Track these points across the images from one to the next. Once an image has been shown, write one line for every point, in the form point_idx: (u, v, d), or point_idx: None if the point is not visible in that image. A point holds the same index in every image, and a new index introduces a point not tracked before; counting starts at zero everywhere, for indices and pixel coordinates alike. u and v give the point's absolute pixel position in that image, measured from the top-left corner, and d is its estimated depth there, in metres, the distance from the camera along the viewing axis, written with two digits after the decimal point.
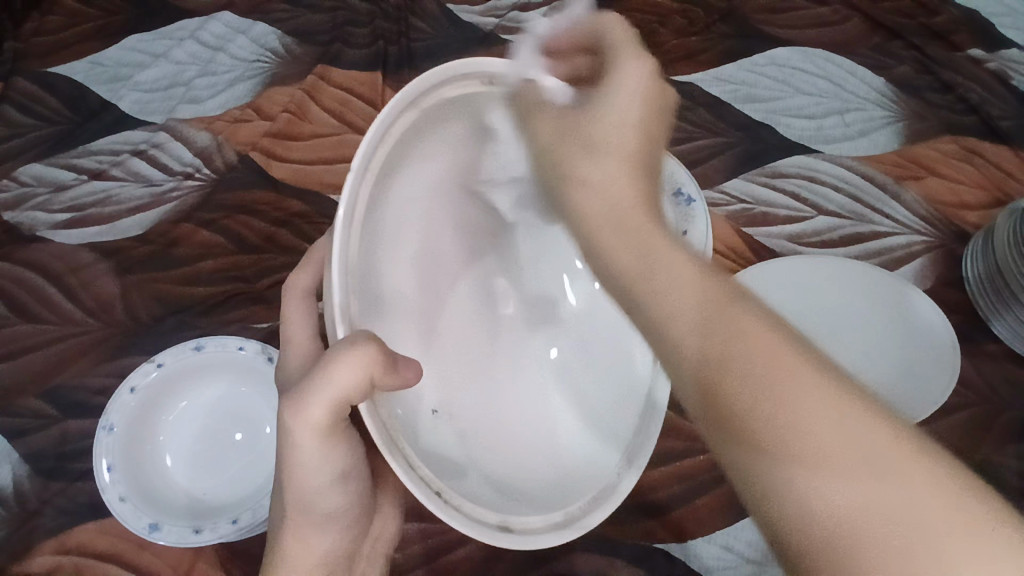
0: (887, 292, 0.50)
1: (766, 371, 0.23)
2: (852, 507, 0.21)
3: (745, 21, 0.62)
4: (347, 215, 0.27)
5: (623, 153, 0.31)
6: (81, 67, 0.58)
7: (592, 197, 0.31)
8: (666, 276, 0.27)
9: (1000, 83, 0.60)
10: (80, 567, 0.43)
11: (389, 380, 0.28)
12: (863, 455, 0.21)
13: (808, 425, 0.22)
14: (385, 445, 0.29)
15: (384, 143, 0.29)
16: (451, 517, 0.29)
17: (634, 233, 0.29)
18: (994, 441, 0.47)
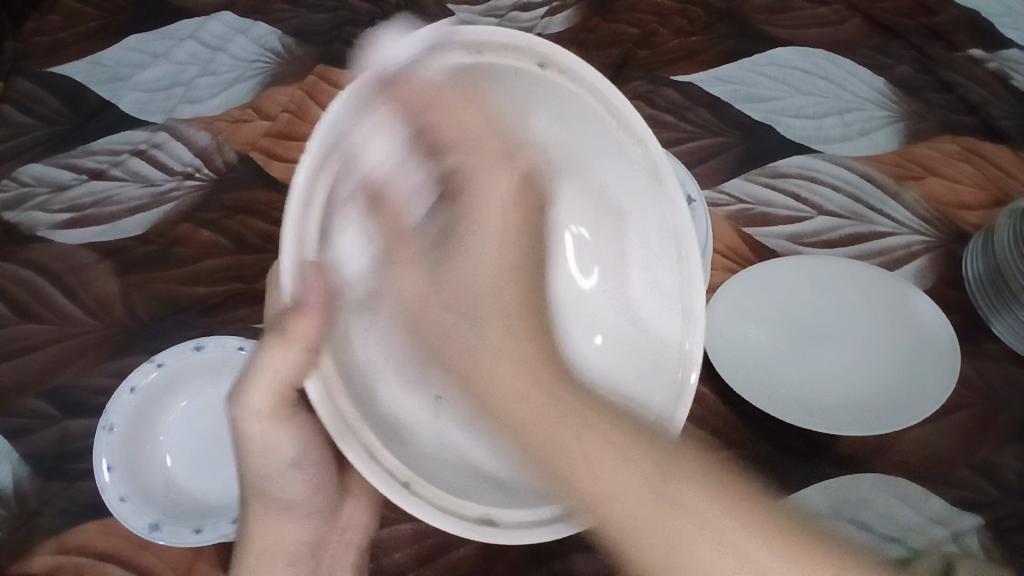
0: (888, 293, 0.50)
1: (627, 497, 0.29)
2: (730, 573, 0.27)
3: (745, 21, 0.62)
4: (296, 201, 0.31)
5: (501, 294, 0.38)
6: (81, 67, 0.58)
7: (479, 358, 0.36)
8: (562, 447, 0.31)
9: (1000, 83, 0.60)
10: (80, 567, 0.43)
11: (316, 329, 0.33)
12: (724, 529, 0.28)
13: (689, 551, 0.27)
14: (330, 412, 0.32)
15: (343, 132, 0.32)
16: (412, 506, 0.32)
17: (529, 415, 0.33)
18: (993, 441, 0.47)
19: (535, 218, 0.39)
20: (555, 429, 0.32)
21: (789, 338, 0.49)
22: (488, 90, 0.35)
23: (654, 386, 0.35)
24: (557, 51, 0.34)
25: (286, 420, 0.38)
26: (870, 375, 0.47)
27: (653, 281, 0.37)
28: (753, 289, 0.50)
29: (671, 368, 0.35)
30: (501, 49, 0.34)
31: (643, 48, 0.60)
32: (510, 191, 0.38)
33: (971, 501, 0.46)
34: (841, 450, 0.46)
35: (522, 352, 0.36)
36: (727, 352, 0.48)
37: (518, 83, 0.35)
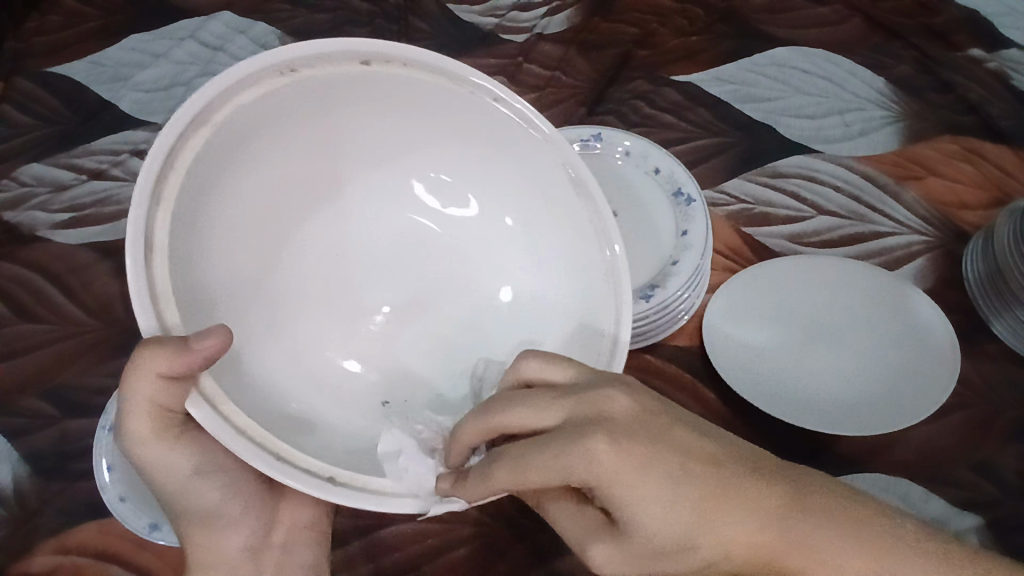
0: (888, 292, 0.50)
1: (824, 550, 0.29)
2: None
3: (745, 21, 0.62)
4: (141, 245, 0.29)
5: (621, 469, 0.28)
6: (81, 67, 0.58)
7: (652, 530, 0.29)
8: (672, 544, 0.29)
9: (1000, 83, 0.60)
10: (80, 567, 0.43)
11: (168, 366, 0.30)
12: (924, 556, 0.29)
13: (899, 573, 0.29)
14: (235, 439, 0.30)
15: (175, 169, 0.32)
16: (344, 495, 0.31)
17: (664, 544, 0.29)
18: (994, 440, 0.48)
19: (655, 423, 0.30)
20: (716, 514, 0.29)
21: (790, 338, 0.49)
22: (318, 91, 0.37)
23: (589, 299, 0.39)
24: (378, 45, 0.36)
25: (177, 438, 0.36)
26: (871, 374, 0.47)
27: (553, 216, 0.41)
28: (753, 289, 0.50)
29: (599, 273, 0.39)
30: (318, 58, 0.35)
31: (643, 48, 0.60)
32: (619, 454, 0.29)
33: (971, 501, 0.46)
34: (840, 450, 0.46)
35: (673, 503, 0.29)
36: (727, 352, 0.48)
37: (349, 82, 0.37)
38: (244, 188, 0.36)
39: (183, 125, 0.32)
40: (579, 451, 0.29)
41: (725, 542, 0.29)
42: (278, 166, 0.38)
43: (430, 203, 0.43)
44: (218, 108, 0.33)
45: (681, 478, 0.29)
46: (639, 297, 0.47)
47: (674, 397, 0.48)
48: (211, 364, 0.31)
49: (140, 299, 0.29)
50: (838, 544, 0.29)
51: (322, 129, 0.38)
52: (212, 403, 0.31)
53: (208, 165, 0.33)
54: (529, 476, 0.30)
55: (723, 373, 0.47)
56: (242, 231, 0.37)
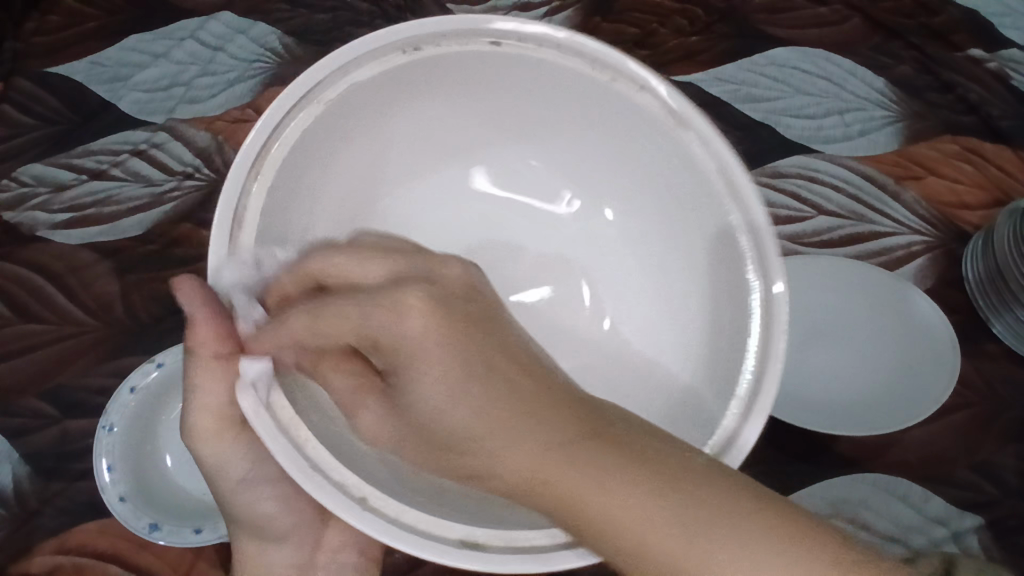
0: (889, 292, 0.50)
1: (638, 502, 0.28)
2: (676, 527, 0.27)
3: (745, 20, 0.61)
4: (229, 218, 0.33)
5: (428, 337, 0.30)
6: (80, 66, 0.58)
7: (480, 436, 0.30)
8: (499, 451, 0.30)
9: (1000, 84, 0.60)
10: (80, 566, 0.43)
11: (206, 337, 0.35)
12: (678, 491, 0.28)
13: (643, 517, 0.27)
14: (275, 446, 0.32)
15: (281, 140, 0.35)
16: (365, 524, 0.31)
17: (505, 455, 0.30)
18: (994, 441, 0.47)
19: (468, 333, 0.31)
20: (481, 411, 0.30)
21: (789, 338, 0.49)
22: (430, 72, 0.38)
23: (718, 286, 0.38)
24: (510, 26, 0.37)
25: (233, 438, 0.38)
26: (871, 373, 0.47)
27: (676, 230, 0.41)
28: None
29: (733, 334, 0.36)
30: (433, 35, 0.37)
31: (643, 49, 0.60)
32: (431, 322, 0.30)
33: (971, 501, 0.46)
34: (839, 451, 0.46)
35: (494, 406, 0.30)
36: None
37: (474, 62, 0.38)
38: (348, 161, 0.40)
39: (291, 104, 0.35)
40: (381, 310, 0.30)
41: (559, 480, 0.29)
42: (384, 138, 0.41)
43: (533, 200, 0.46)
44: (331, 84, 0.36)
45: (476, 371, 0.31)
46: None
47: None
48: (220, 308, 0.34)
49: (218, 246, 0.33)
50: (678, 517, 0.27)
51: (430, 106, 0.41)
52: (260, 396, 0.33)
53: (314, 137, 0.37)
54: (318, 326, 0.31)
55: None
56: (338, 199, 0.40)
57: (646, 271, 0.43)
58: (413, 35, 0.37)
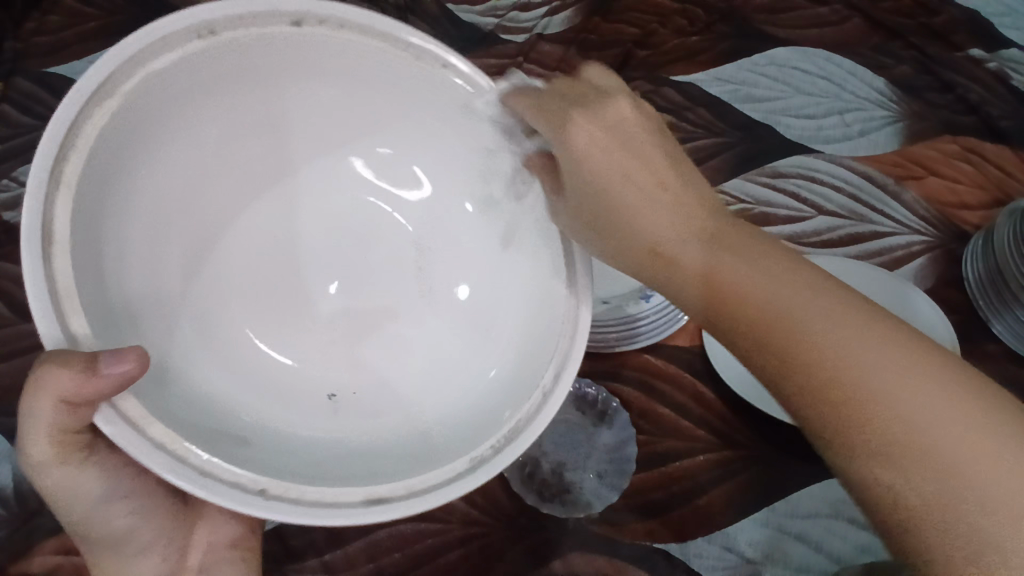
0: (889, 291, 0.50)
1: (851, 362, 0.28)
2: (878, 384, 0.28)
3: (744, 21, 0.61)
4: (38, 240, 0.30)
5: (636, 144, 0.38)
6: (81, 67, 0.58)
7: (625, 195, 0.36)
8: (646, 186, 0.37)
9: (1000, 84, 0.60)
10: (80, 567, 0.43)
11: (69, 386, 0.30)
12: (915, 372, 0.28)
13: (840, 361, 0.29)
14: (149, 456, 0.30)
15: (78, 149, 0.31)
16: (271, 511, 0.30)
17: (659, 201, 0.36)
18: None
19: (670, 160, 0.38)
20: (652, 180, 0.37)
21: None
22: (247, 56, 0.36)
23: (544, 300, 0.38)
24: (309, 6, 0.35)
25: (85, 462, 0.36)
26: None
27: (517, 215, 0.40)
28: None
29: (548, 342, 0.36)
30: (234, 20, 0.34)
31: (643, 49, 0.60)
32: (641, 135, 0.38)
33: None
34: None
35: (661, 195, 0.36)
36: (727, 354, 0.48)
37: (279, 47, 0.36)
38: (158, 175, 0.36)
39: (89, 94, 0.31)
40: (612, 115, 0.38)
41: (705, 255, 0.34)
42: (198, 143, 0.37)
43: (376, 179, 0.44)
44: (127, 75, 0.33)
45: (683, 207, 0.36)
46: (640, 297, 0.46)
47: (674, 397, 0.48)
48: (123, 387, 0.30)
49: (41, 307, 0.30)
50: (884, 364, 0.28)
51: (239, 103, 0.38)
52: (135, 424, 0.31)
53: (122, 131, 0.33)
54: (552, 117, 0.38)
55: (722, 372, 0.48)
56: (155, 219, 0.36)
57: (490, 273, 0.41)
58: (215, 18, 0.34)
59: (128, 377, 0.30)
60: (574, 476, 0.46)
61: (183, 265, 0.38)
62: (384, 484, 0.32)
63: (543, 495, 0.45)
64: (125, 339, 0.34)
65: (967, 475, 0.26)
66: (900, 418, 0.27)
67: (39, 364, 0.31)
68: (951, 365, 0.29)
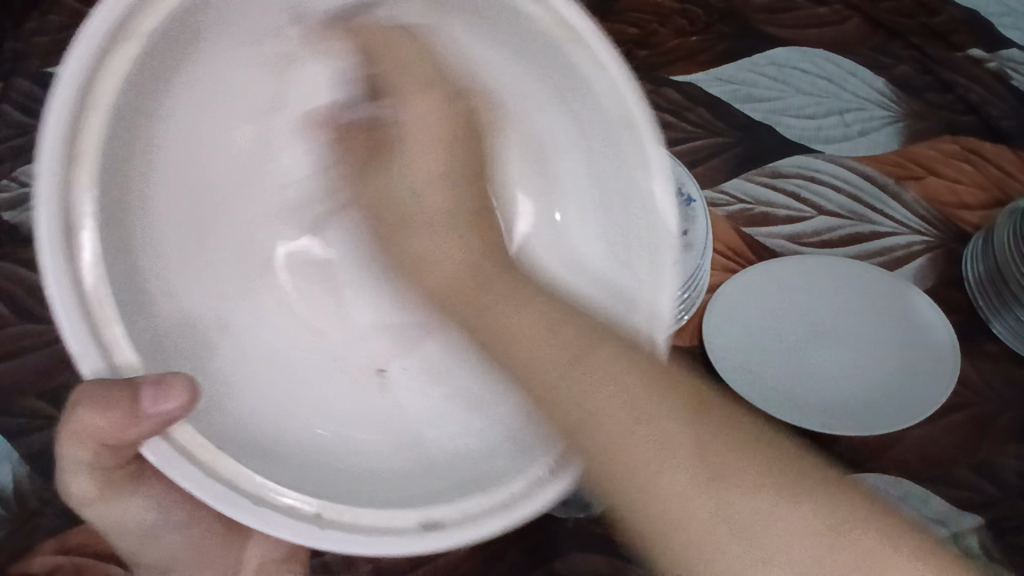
0: (889, 295, 0.50)
1: (640, 451, 0.29)
2: (677, 476, 0.29)
3: (744, 21, 0.61)
4: (60, 238, 0.30)
5: (446, 168, 0.42)
6: None
7: (425, 236, 0.41)
8: (426, 201, 0.42)
9: (1000, 84, 0.60)
10: (80, 566, 0.43)
11: (113, 423, 0.30)
12: (688, 466, 0.29)
13: (630, 442, 0.30)
14: (200, 485, 0.29)
15: (87, 136, 0.30)
16: (331, 539, 0.30)
17: (483, 264, 0.39)
18: (993, 441, 0.48)
19: (462, 164, 0.42)
20: (437, 182, 0.42)
21: (788, 341, 0.49)
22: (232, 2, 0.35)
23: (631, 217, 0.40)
24: None
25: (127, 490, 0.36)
26: (871, 376, 0.48)
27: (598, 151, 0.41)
28: (754, 292, 0.50)
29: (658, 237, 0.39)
30: None
31: (643, 49, 0.60)
32: (435, 114, 0.41)
33: (973, 501, 0.46)
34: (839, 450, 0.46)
35: (451, 215, 0.41)
36: (727, 353, 0.48)
37: None
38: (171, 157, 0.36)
39: (105, 37, 0.31)
40: (390, 108, 0.41)
41: (511, 319, 0.35)
42: (200, 102, 0.37)
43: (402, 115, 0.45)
44: (125, 35, 0.31)
45: (476, 245, 0.40)
46: None
47: None
48: (169, 424, 0.30)
49: (71, 322, 0.29)
50: (661, 446, 0.29)
51: (239, 56, 0.38)
52: (185, 454, 0.30)
53: (137, 87, 0.32)
54: (373, 182, 0.43)
55: (722, 371, 0.47)
56: (170, 181, 0.37)
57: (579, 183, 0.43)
58: None
59: (177, 411, 0.30)
60: None
61: (212, 240, 0.40)
62: (443, 508, 0.32)
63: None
64: (168, 354, 0.34)
65: (746, 543, 0.28)
66: (680, 522, 0.29)
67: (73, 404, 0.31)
68: (746, 438, 0.30)
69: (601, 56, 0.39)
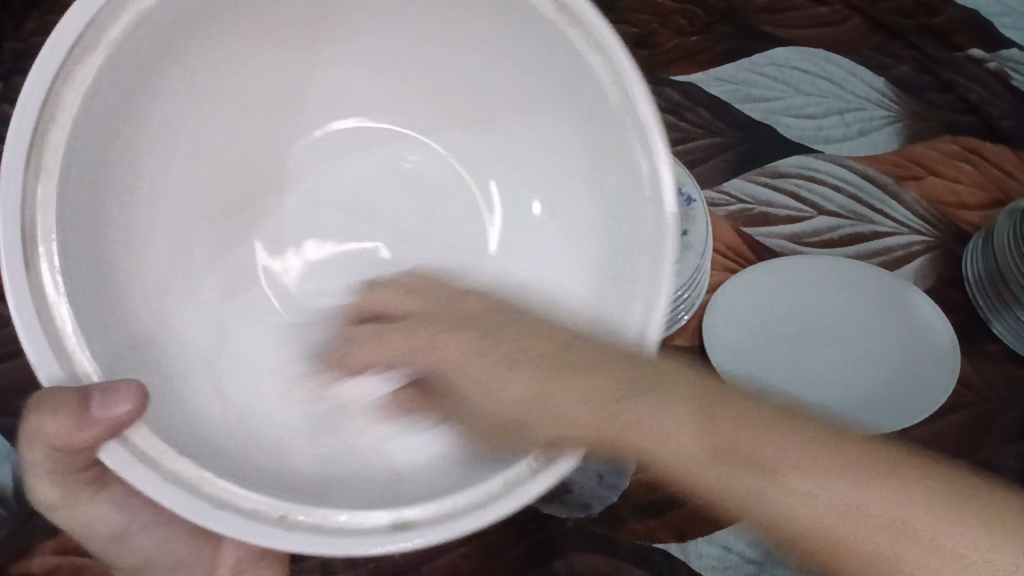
0: (888, 294, 0.50)
1: (753, 437, 0.28)
2: (822, 490, 0.26)
3: (744, 21, 0.61)
4: (20, 244, 0.30)
5: (427, 318, 0.37)
6: None
7: (487, 397, 0.33)
8: (465, 360, 0.34)
9: (1000, 84, 0.60)
10: (80, 566, 0.43)
11: (71, 426, 0.30)
12: (780, 438, 0.27)
13: (737, 439, 0.28)
14: (160, 490, 0.29)
15: (56, 140, 0.31)
16: (291, 538, 0.29)
17: (501, 340, 0.34)
18: (992, 441, 0.48)
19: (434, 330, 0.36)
20: (452, 337, 0.35)
21: (784, 340, 0.50)
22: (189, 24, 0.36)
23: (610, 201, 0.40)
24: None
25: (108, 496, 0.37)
26: (867, 378, 0.48)
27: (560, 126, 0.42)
28: (750, 293, 0.51)
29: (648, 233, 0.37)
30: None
31: (643, 49, 0.60)
32: (445, 331, 0.35)
33: None
34: None
35: (520, 379, 0.32)
36: (726, 354, 0.49)
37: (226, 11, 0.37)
38: (132, 176, 0.37)
39: (58, 57, 0.31)
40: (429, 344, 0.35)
41: (551, 403, 0.31)
42: (165, 130, 0.39)
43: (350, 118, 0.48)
44: (87, 57, 0.32)
45: (486, 344, 0.34)
46: None
47: None
48: (121, 428, 0.30)
49: (31, 332, 0.29)
50: (748, 426, 0.28)
51: (192, 85, 0.39)
52: (141, 456, 0.30)
53: (97, 95, 0.33)
54: (375, 351, 0.37)
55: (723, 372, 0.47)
56: (131, 204, 0.37)
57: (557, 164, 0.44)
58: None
59: (127, 411, 0.30)
60: (574, 476, 0.46)
61: (170, 268, 0.40)
62: (413, 509, 0.32)
63: (543, 495, 0.45)
64: (126, 365, 0.33)
65: (892, 529, 0.24)
66: (830, 509, 0.25)
67: (34, 406, 0.32)
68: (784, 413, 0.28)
69: (616, 64, 0.37)
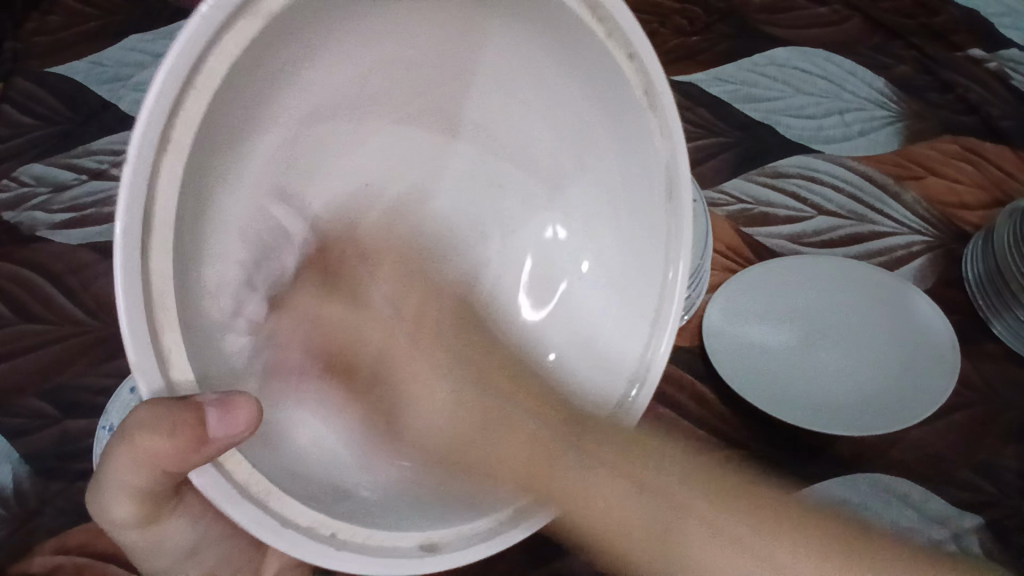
0: (887, 290, 0.50)
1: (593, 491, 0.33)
2: (615, 512, 0.33)
3: (744, 21, 0.61)
4: (138, 236, 0.24)
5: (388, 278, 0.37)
6: (81, 67, 0.57)
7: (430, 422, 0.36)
8: (422, 389, 0.36)
9: (1000, 84, 0.60)
10: (81, 566, 0.43)
11: (167, 446, 0.27)
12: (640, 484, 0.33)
13: (604, 511, 0.33)
14: (231, 502, 0.26)
15: (184, 126, 0.25)
16: (342, 558, 0.28)
17: (426, 362, 0.37)
18: (993, 441, 0.48)
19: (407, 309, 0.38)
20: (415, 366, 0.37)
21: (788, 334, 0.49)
22: None
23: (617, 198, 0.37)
24: None
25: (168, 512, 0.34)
26: (878, 376, 0.47)
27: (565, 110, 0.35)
28: (751, 292, 0.50)
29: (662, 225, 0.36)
30: None
31: None
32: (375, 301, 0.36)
33: (972, 501, 0.46)
34: (839, 450, 0.46)
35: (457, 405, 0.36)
36: (727, 358, 0.48)
37: None
38: (203, 123, 0.26)
39: (229, 10, 0.25)
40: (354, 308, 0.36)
41: (497, 466, 0.34)
42: (252, 56, 0.27)
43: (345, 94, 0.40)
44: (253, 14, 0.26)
45: (471, 389, 0.37)
46: None
47: (673, 397, 0.48)
48: (233, 445, 0.27)
49: (134, 340, 0.24)
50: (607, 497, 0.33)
51: None
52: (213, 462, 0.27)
53: (241, 68, 0.26)
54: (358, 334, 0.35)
55: (724, 374, 0.47)
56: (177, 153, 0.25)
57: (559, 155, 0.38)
58: None
59: (245, 423, 0.27)
60: None
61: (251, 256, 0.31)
62: (441, 530, 0.31)
63: None
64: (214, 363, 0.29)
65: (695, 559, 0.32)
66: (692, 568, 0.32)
67: (128, 418, 0.28)
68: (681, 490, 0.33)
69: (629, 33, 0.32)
